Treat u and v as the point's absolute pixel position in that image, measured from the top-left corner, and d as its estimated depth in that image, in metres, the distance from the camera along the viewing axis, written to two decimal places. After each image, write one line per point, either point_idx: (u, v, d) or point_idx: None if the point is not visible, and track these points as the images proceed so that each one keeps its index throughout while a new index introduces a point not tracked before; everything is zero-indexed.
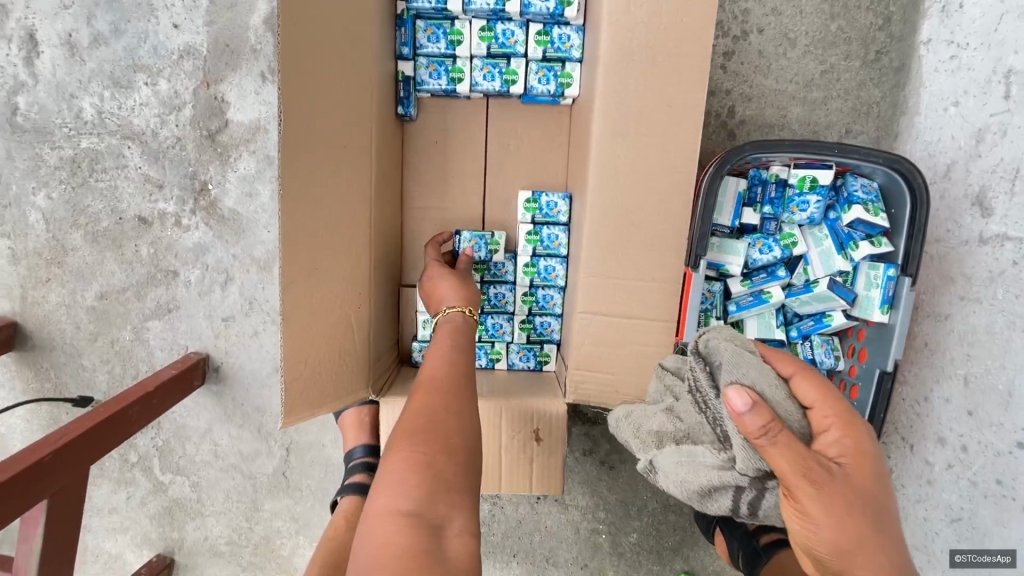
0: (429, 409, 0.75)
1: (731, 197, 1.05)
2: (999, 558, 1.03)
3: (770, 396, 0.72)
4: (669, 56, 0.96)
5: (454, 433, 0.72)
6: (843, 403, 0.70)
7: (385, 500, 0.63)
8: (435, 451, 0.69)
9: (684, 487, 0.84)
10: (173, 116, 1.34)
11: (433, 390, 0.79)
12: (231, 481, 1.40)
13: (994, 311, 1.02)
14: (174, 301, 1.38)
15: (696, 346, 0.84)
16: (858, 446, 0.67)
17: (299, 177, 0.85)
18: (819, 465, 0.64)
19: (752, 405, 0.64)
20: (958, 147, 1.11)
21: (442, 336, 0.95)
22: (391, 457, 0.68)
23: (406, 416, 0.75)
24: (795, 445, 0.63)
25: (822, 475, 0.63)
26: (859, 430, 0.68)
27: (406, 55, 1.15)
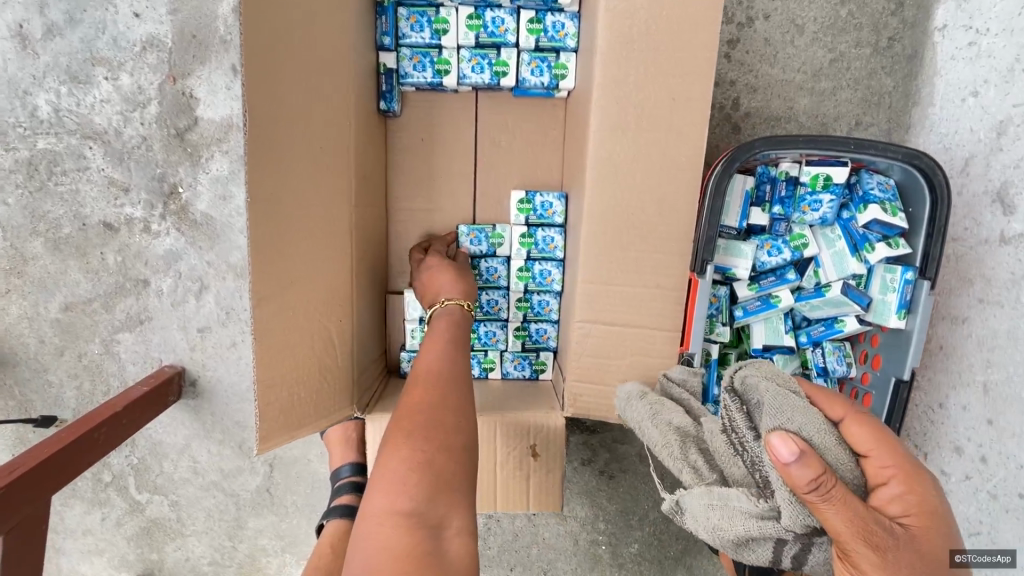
0: (427, 402, 0.69)
1: (739, 195, 0.98)
2: (999, 558, 0.99)
3: (819, 442, 0.71)
4: (672, 45, 0.88)
5: (453, 429, 0.67)
6: (901, 453, 0.70)
7: (381, 500, 0.59)
8: (434, 448, 0.64)
9: (717, 534, 0.79)
10: (137, 113, 1.25)
11: (432, 378, 0.74)
12: (212, 499, 1.33)
13: (1017, 314, 0.96)
14: (145, 312, 1.30)
15: (731, 384, 0.81)
16: (918, 501, 0.67)
17: (267, 182, 0.77)
18: (878, 527, 0.64)
19: (801, 456, 0.64)
20: (977, 140, 1.05)
21: (440, 330, 0.87)
22: (388, 454, 0.63)
23: (402, 408, 0.69)
24: (852, 503, 0.64)
25: (880, 535, 0.64)
26: (921, 486, 0.68)
27: (387, 45, 1.07)
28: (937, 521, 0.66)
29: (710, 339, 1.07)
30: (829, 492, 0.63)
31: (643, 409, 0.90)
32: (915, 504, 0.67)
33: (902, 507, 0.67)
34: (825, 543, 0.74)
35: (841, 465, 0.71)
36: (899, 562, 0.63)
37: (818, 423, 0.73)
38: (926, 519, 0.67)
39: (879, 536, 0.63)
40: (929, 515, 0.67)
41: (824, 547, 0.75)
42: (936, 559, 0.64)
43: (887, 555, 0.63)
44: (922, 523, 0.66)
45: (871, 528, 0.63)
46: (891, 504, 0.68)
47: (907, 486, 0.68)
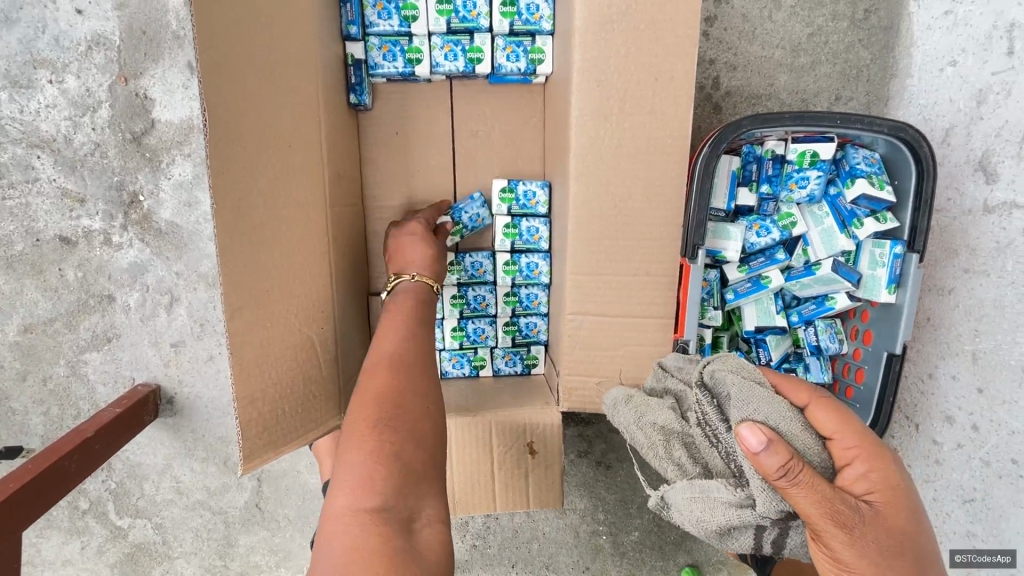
0: (392, 390, 0.66)
1: (725, 177, 0.96)
2: (999, 558, 1.01)
3: (786, 430, 0.71)
4: (654, 24, 0.85)
5: (420, 419, 0.66)
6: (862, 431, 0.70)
7: (350, 496, 0.56)
8: (402, 440, 0.62)
9: (701, 526, 0.78)
10: (87, 118, 1.17)
11: (395, 365, 0.70)
12: (199, 519, 1.28)
13: (1004, 283, 0.95)
14: (113, 329, 1.23)
15: (701, 378, 0.80)
16: (882, 478, 0.67)
17: (233, 188, 0.71)
18: (847, 507, 0.64)
19: (767, 442, 0.63)
20: (958, 109, 1.04)
21: (402, 307, 0.84)
22: (349, 449, 0.60)
23: (366, 399, 0.65)
24: (819, 485, 0.63)
25: (847, 513, 0.63)
26: (884, 462, 0.67)
27: (354, 35, 1.01)
28: (900, 494, 0.67)
29: (703, 325, 1.05)
30: (797, 474, 0.63)
31: (628, 414, 0.88)
32: (878, 481, 0.67)
33: (866, 485, 0.67)
34: (801, 525, 0.74)
35: (809, 450, 0.71)
36: (866, 539, 0.63)
37: (781, 410, 0.72)
38: (889, 493, 0.66)
39: (846, 515, 0.63)
40: (893, 490, 0.66)
41: (800, 530, 0.74)
42: (900, 532, 0.65)
43: (855, 533, 0.63)
44: (883, 497, 0.66)
45: (837, 508, 0.63)
46: (855, 483, 0.67)
47: (870, 463, 0.67)
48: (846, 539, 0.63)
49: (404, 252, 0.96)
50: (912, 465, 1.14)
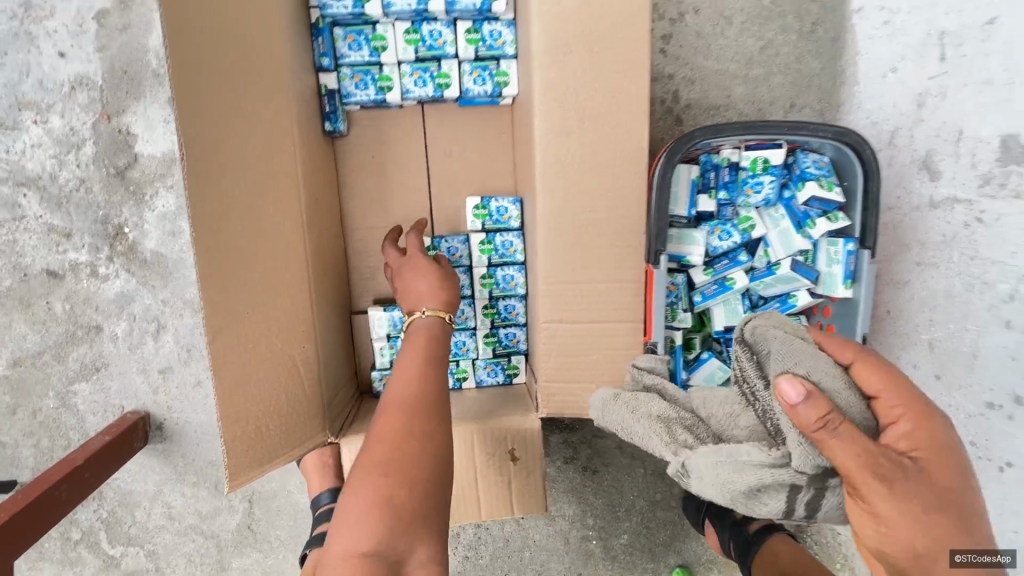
0: (395, 434, 0.72)
1: (685, 184, 1.02)
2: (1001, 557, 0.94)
3: (827, 385, 0.71)
4: (608, 46, 0.91)
5: (414, 462, 0.70)
6: (911, 390, 0.69)
7: (344, 541, 0.65)
8: (393, 486, 0.68)
9: (726, 489, 0.79)
10: (72, 155, 1.20)
11: (406, 408, 0.75)
12: (191, 544, 1.29)
13: (953, 274, 0.99)
14: (101, 359, 1.24)
15: (741, 335, 0.82)
16: (928, 437, 0.66)
17: (211, 219, 0.76)
18: (889, 461, 0.63)
19: (806, 395, 0.64)
20: (901, 113, 1.10)
21: (418, 344, 0.86)
22: (353, 492, 0.68)
23: (372, 443, 0.72)
24: (857, 435, 0.63)
25: (891, 468, 0.63)
26: (930, 420, 0.67)
27: (326, 66, 1.06)
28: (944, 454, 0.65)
29: (673, 326, 1.10)
30: (835, 426, 0.63)
31: (622, 410, 0.93)
32: (921, 439, 0.66)
33: (908, 444, 0.66)
34: (838, 486, 0.74)
35: (851, 406, 0.70)
36: (906, 495, 0.63)
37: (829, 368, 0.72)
38: (933, 453, 0.65)
39: (888, 470, 0.63)
40: (938, 451, 0.65)
41: (837, 490, 0.74)
42: (945, 491, 0.64)
43: (898, 487, 0.63)
44: (927, 457, 0.65)
45: (876, 461, 0.63)
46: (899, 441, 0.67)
47: (913, 422, 0.67)
48: (882, 492, 0.62)
49: (412, 288, 0.96)
50: None
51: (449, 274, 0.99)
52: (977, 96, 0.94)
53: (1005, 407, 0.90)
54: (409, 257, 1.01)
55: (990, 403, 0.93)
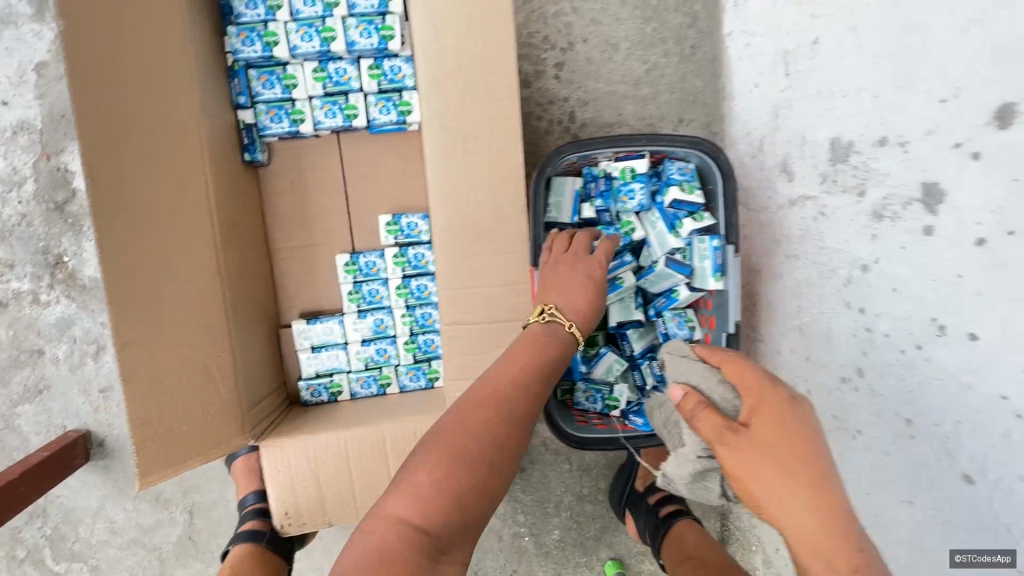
0: (488, 422, 0.71)
1: (569, 195, 1.13)
2: (998, 559, 0.75)
3: (702, 385, 0.76)
4: (481, 75, 1.03)
5: (499, 459, 0.69)
6: (766, 370, 0.70)
7: (398, 504, 0.62)
8: (471, 476, 0.65)
9: (680, 481, 0.80)
10: (13, 193, 1.29)
11: (508, 407, 0.73)
12: (134, 557, 1.34)
13: (809, 264, 1.10)
14: (43, 381, 1.31)
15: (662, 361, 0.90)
16: (773, 410, 0.66)
17: (117, 239, 0.88)
18: (732, 430, 0.66)
19: (681, 391, 0.74)
20: (764, 123, 1.22)
21: (535, 345, 0.87)
22: (425, 459, 0.66)
23: (456, 420, 0.70)
24: (712, 415, 0.68)
25: (732, 436, 0.65)
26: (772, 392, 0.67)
27: (243, 104, 1.18)
28: (791, 419, 0.64)
29: None
30: (696, 409, 0.70)
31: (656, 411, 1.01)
32: (768, 408, 0.66)
33: (756, 415, 0.66)
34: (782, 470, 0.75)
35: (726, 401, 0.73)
36: (750, 461, 0.63)
37: (703, 372, 0.77)
38: (779, 416, 0.65)
39: (736, 440, 0.65)
40: (782, 415, 0.65)
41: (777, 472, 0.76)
42: (795, 455, 0.62)
43: (738, 453, 0.64)
44: (771, 421, 0.64)
45: (723, 432, 0.66)
46: (751, 415, 0.67)
47: (758, 394, 0.68)
48: (734, 462, 0.64)
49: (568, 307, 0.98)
50: None
51: (597, 283, 0.99)
52: (813, 105, 1.06)
53: (852, 378, 1.00)
54: (579, 255, 1.03)
55: (841, 377, 1.03)
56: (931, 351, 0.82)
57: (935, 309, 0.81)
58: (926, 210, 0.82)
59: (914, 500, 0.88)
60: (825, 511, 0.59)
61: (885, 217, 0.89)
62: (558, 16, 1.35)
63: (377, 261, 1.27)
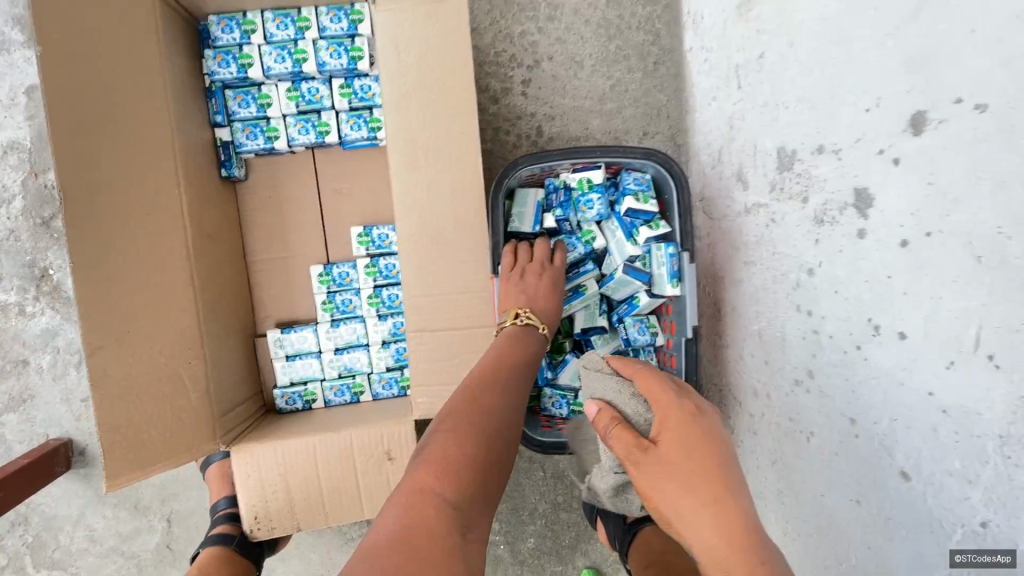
0: (492, 413, 0.77)
1: (531, 206, 1.19)
2: (997, 559, 0.67)
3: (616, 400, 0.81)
4: (442, 91, 1.08)
5: (507, 446, 0.74)
6: (673, 384, 0.76)
7: (431, 477, 0.64)
8: (492, 457, 0.70)
9: (603, 492, 0.90)
10: (3, 209, 1.34)
11: (506, 400, 0.81)
12: (113, 565, 1.37)
13: (764, 270, 1.13)
14: (28, 390, 1.35)
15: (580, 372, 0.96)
16: (675, 423, 0.71)
17: (90, 250, 0.91)
18: (640, 445, 0.71)
19: (596, 408, 0.80)
20: (721, 134, 1.27)
21: (509, 342, 1.00)
22: (449, 439, 0.70)
23: (465, 409, 0.76)
24: (623, 433, 0.73)
25: (639, 451, 0.70)
26: (675, 406, 0.73)
27: (219, 122, 1.23)
28: (693, 433, 0.69)
29: None
30: (609, 427, 0.76)
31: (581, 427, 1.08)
32: (672, 424, 0.71)
33: (662, 431, 0.71)
34: None
35: (637, 415, 0.78)
36: (655, 476, 0.67)
37: (616, 386, 0.82)
38: (683, 431, 0.69)
39: (643, 457, 0.70)
40: (684, 428, 0.70)
41: None
42: (697, 468, 0.65)
43: (644, 467, 0.69)
44: (674, 437, 0.69)
45: (632, 450, 0.71)
46: (659, 430, 0.71)
47: (664, 409, 0.73)
48: (643, 478, 0.68)
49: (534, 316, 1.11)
50: (745, 440, 1.27)
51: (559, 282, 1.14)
52: (761, 116, 1.10)
53: (804, 381, 1.02)
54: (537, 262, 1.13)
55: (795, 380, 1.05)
56: (868, 351, 0.85)
57: (870, 310, 0.84)
58: (858, 215, 0.85)
59: (861, 500, 0.89)
60: (725, 521, 0.61)
61: (825, 222, 0.92)
62: (524, 35, 1.40)
63: (350, 271, 1.31)
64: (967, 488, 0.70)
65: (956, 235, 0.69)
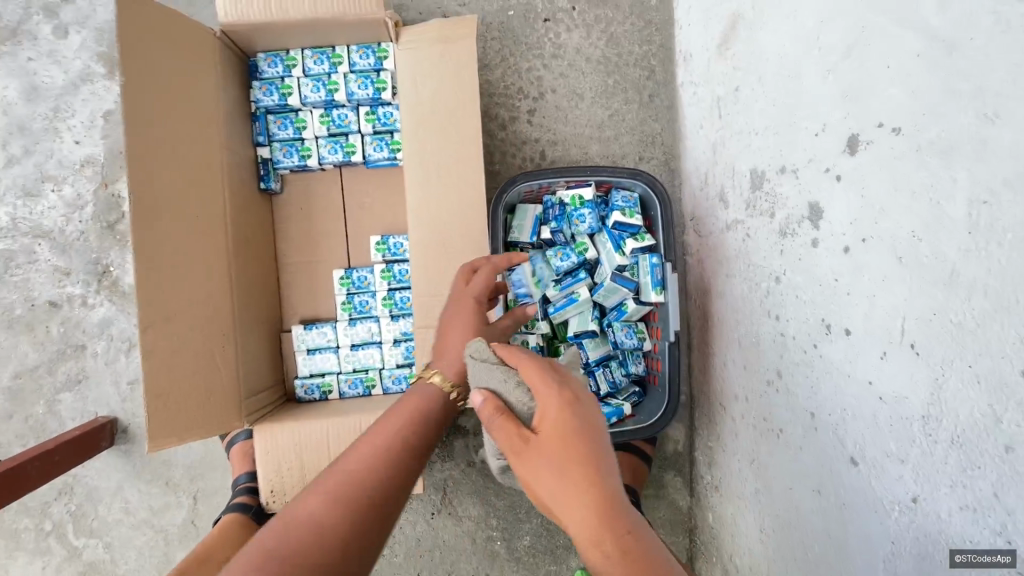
0: (315, 515, 0.65)
1: (529, 220, 1.33)
2: (996, 559, 0.63)
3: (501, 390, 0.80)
4: (452, 116, 1.24)
5: (327, 557, 0.62)
6: (551, 369, 0.76)
7: None
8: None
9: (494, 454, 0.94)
10: (77, 214, 1.54)
11: (343, 491, 0.69)
12: (143, 537, 1.50)
13: (741, 281, 1.23)
14: (83, 372, 1.52)
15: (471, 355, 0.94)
16: (550, 412, 0.70)
17: (150, 240, 1.06)
18: (520, 436, 0.70)
19: (481, 397, 0.77)
20: (707, 158, 1.39)
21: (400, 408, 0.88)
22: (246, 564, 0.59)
23: (290, 511, 0.66)
24: (507, 422, 0.72)
25: (519, 443, 0.70)
26: (551, 394, 0.72)
27: (261, 142, 1.42)
28: (569, 420, 0.69)
29: (531, 332, 1.33)
30: (493, 417, 0.74)
31: None
32: (550, 412, 0.71)
33: (541, 420, 0.71)
34: None
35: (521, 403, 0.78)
36: (534, 465, 0.67)
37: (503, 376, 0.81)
38: (558, 418, 0.70)
39: (525, 446, 0.69)
40: (559, 417, 0.70)
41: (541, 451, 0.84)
42: (573, 455, 0.66)
43: (524, 458, 0.69)
44: (554, 425, 0.69)
45: (513, 440, 0.70)
46: (540, 418, 0.71)
47: (542, 398, 0.72)
48: (523, 468, 0.68)
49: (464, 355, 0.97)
50: (729, 443, 1.34)
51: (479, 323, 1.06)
52: (738, 142, 1.22)
53: (774, 381, 1.10)
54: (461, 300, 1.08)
55: (767, 380, 1.13)
56: (823, 349, 0.93)
57: (823, 311, 0.93)
58: (813, 226, 0.95)
59: (820, 489, 0.96)
60: (596, 503, 0.64)
61: (788, 234, 1.03)
62: (531, 71, 1.57)
63: (369, 275, 1.46)
64: (901, 467, 0.78)
65: (884, 241, 0.79)
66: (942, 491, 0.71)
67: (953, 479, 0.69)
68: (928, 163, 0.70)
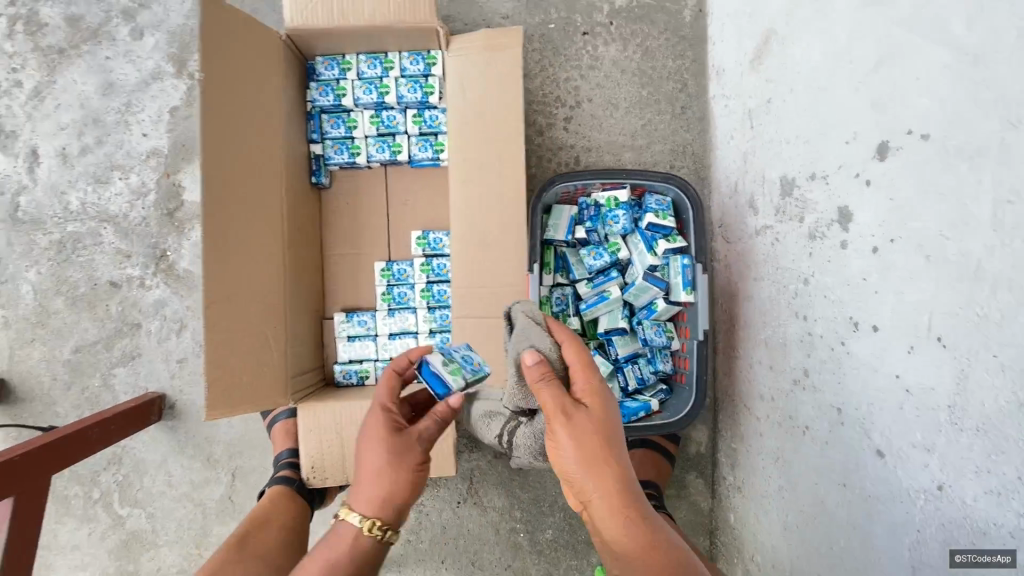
0: None
1: (565, 219, 1.39)
2: (996, 559, 0.70)
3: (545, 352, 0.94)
4: (496, 119, 1.32)
5: None
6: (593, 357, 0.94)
7: None
8: None
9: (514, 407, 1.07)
10: (141, 201, 1.65)
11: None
12: (183, 509, 1.57)
13: (769, 284, 1.28)
14: (137, 349, 1.62)
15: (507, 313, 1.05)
16: (596, 391, 0.89)
17: (217, 223, 1.14)
18: (572, 403, 0.87)
19: (536, 358, 0.90)
20: (737, 167, 1.45)
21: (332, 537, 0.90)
22: None
23: None
24: (559, 386, 0.88)
25: (571, 406, 0.86)
26: (595, 376, 0.91)
27: (315, 139, 1.51)
28: (607, 400, 0.89)
29: None
30: (545, 377, 0.88)
31: None
32: (594, 390, 0.89)
33: (587, 394, 0.89)
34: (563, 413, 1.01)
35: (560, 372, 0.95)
36: (583, 426, 0.85)
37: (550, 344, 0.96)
38: (601, 397, 0.89)
39: (574, 411, 0.86)
40: (601, 396, 0.89)
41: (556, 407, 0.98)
42: (611, 428, 0.86)
43: (574, 420, 0.85)
44: (599, 400, 0.88)
45: (565, 403, 0.87)
46: (585, 394, 0.89)
47: (588, 378, 0.90)
48: (573, 426, 0.85)
49: (364, 463, 0.92)
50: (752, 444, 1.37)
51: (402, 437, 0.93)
52: (769, 151, 1.27)
53: (800, 379, 1.14)
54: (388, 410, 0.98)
55: (793, 379, 1.17)
56: (851, 345, 0.98)
57: (851, 309, 0.98)
58: (842, 229, 1.00)
59: (847, 483, 0.99)
60: (621, 471, 0.84)
61: (818, 237, 1.07)
62: (568, 81, 1.65)
63: (409, 267, 1.53)
64: (927, 456, 0.81)
65: (912, 240, 0.83)
66: (967, 477, 0.75)
67: (978, 464, 0.74)
68: (956, 167, 0.75)
